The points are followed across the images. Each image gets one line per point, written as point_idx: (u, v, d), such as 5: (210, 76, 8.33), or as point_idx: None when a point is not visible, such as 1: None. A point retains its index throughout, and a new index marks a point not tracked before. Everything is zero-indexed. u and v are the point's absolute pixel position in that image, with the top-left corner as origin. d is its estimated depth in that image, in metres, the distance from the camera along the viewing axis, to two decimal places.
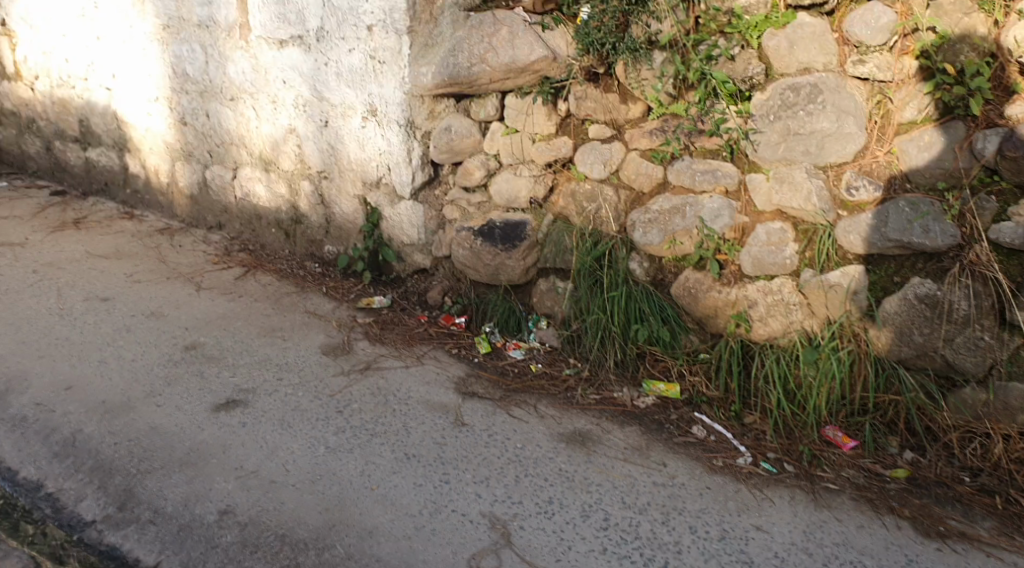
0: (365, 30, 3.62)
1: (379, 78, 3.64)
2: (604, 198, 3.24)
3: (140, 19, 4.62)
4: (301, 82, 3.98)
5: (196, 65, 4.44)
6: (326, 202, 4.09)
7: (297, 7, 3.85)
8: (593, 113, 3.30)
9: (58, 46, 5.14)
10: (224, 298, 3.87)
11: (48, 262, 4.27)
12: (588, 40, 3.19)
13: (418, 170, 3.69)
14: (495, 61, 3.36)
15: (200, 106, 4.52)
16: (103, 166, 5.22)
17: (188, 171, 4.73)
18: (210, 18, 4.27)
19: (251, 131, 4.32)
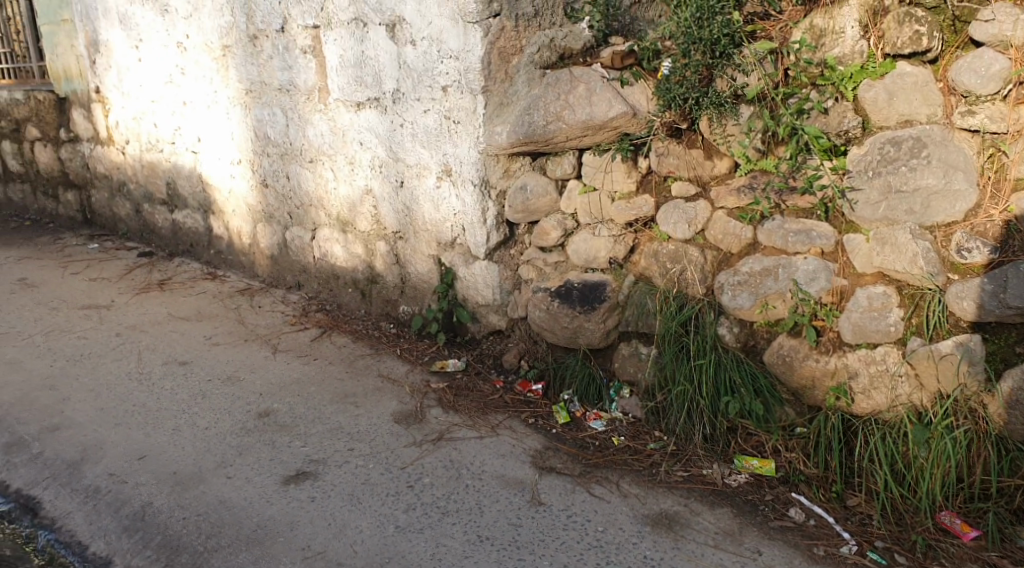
0: (440, 90, 3.58)
1: (454, 138, 3.58)
2: (689, 259, 3.07)
3: (224, 85, 4.70)
4: (377, 143, 3.96)
5: (276, 128, 4.47)
6: (402, 263, 4.02)
7: (373, 69, 3.84)
8: (676, 170, 3.16)
9: (147, 112, 5.28)
10: (299, 361, 3.82)
11: (131, 325, 4.32)
12: (669, 96, 3.03)
13: (494, 230, 3.57)
14: (572, 119, 3.25)
15: (280, 168, 4.54)
16: (188, 227, 5.30)
17: (268, 231, 4.75)
18: (290, 82, 4.30)
19: (330, 192, 4.31)
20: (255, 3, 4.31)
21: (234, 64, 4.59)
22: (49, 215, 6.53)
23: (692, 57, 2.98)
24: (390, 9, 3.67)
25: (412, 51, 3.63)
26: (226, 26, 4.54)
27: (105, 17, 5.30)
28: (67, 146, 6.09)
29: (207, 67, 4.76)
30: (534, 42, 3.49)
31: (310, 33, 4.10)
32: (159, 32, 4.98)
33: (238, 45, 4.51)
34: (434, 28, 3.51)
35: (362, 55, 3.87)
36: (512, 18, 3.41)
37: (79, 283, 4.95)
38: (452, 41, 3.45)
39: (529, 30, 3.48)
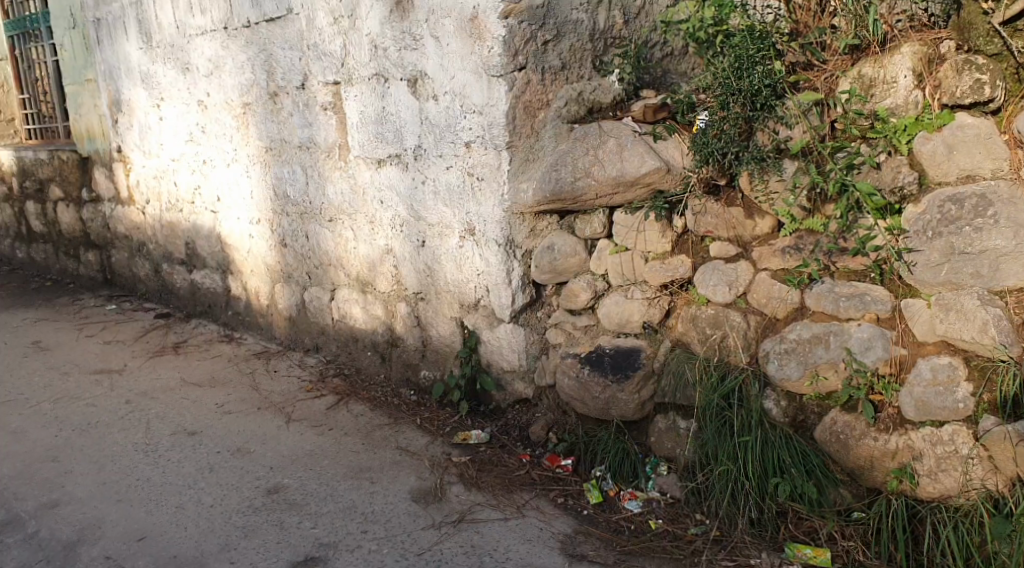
0: (463, 147, 3.42)
1: (477, 195, 3.41)
2: (730, 324, 2.84)
3: (244, 143, 4.59)
4: (397, 202, 3.80)
5: (296, 186, 4.34)
6: (423, 325, 3.82)
7: (394, 125, 3.70)
8: (714, 229, 2.94)
9: (167, 170, 5.19)
10: (313, 431, 3.61)
11: (141, 391, 4.15)
12: (707, 150, 2.84)
13: (520, 290, 3.37)
14: (602, 175, 3.06)
15: (300, 227, 4.39)
16: (206, 287, 5.16)
17: (286, 291, 4.58)
18: (310, 139, 4.18)
19: (349, 252, 4.14)
20: (275, 60, 4.21)
21: (254, 122, 4.49)
22: (70, 276, 6.43)
23: (731, 108, 2.80)
24: (411, 64, 3.54)
25: (434, 106, 3.49)
26: (246, 84, 4.45)
27: (128, 76, 5.26)
28: (89, 206, 6.02)
29: (227, 125, 4.67)
30: (561, 95, 3.32)
31: (331, 89, 3.98)
32: (181, 90, 4.90)
33: (259, 102, 4.41)
34: (457, 82, 3.36)
35: (383, 111, 3.73)
36: (538, 71, 3.27)
37: (92, 347, 4.81)
38: (475, 96, 3.31)
39: (558, 82, 3.32)
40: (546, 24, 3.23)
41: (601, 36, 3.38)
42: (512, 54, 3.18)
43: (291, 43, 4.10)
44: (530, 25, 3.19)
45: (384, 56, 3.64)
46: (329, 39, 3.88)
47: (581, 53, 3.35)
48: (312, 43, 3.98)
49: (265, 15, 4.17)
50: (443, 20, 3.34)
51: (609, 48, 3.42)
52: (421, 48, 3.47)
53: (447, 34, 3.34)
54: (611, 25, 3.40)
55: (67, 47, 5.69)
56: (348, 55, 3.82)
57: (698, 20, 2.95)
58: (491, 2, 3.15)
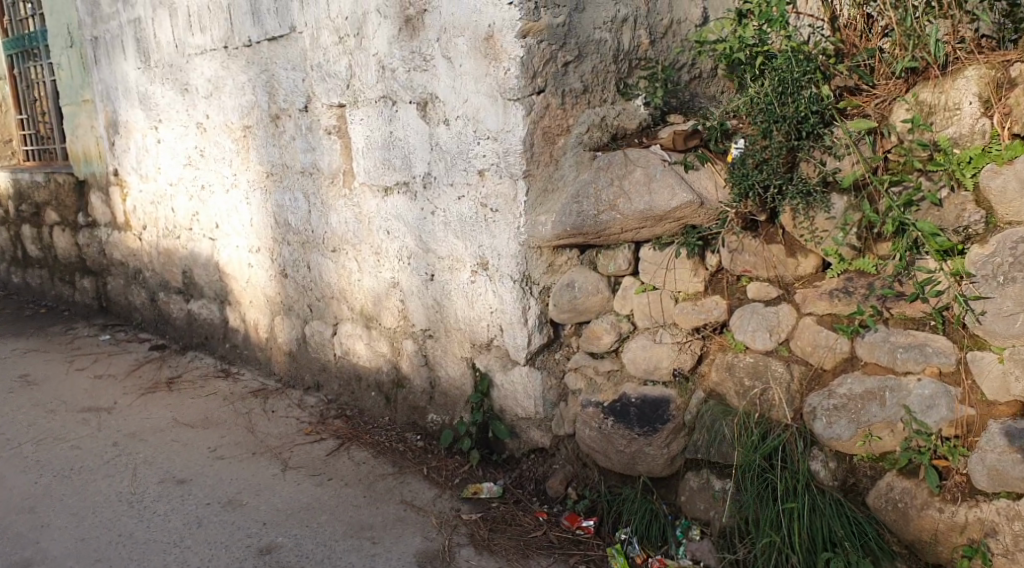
0: (476, 175, 3.17)
1: (491, 227, 3.15)
2: (772, 375, 2.56)
3: (244, 168, 4.36)
4: (405, 233, 3.55)
5: (298, 214, 4.09)
6: (431, 365, 3.56)
7: (402, 151, 3.45)
8: (752, 268, 2.68)
9: (165, 195, 4.96)
10: (312, 481, 3.34)
11: (130, 432, 3.89)
12: (746, 183, 2.57)
13: (536, 331, 3.10)
14: (628, 208, 2.80)
15: (301, 257, 4.14)
16: (203, 318, 4.90)
17: (286, 325, 4.32)
18: (313, 164, 3.94)
19: (353, 284, 3.88)
20: (278, 81, 3.98)
21: (255, 146, 4.25)
22: (65, 302, 6.19)
23: (774, 137, 2.55)
24: (421, 87, 3.30)
25: (445, 131, 3.24)
26: (247, 106, 4.22)
27: (125, 97, 5.04)
28: (85, 231, 5.79)
29: (227, 149, 4.43)
30: (583, 121, 3.07)
31: (335, 112, 3.75)
32: (179, 112, 4.68)
33: (260, 125, 4.18)
34: (470, 107, 3.12)
35: (391, 136, 3.49)
36: (559, 94, 3.01)
37: (82, 382, 4.55)
38: (490, 121, 3.06)
39: (579, 107, 3.06)
40: (567, 43, 2.98)
41: (625, 57, 3.15)
42: (531, 76, 2.93)
43: (294, 63, 3.86)
44: (550, 44, 2.94)
45: (392, 77, 3.40)
46: (334, 58, 3.64)
47: (604, 75, 3.10)
48: (316, 63, 3.74)
49: (267, 33, 3.94)
50: (455, 40, 3.10)
51: (634, 69, 3.19)
52: (432, 69, 3.23)
53: (459, 54, 3.10)
54: (637, 46, 3.18)
55: (64, 67, 5.48)
56: (354, 76, 3.58)
57: (737, 41, 2.73)
58: (507, 20, 2.91)
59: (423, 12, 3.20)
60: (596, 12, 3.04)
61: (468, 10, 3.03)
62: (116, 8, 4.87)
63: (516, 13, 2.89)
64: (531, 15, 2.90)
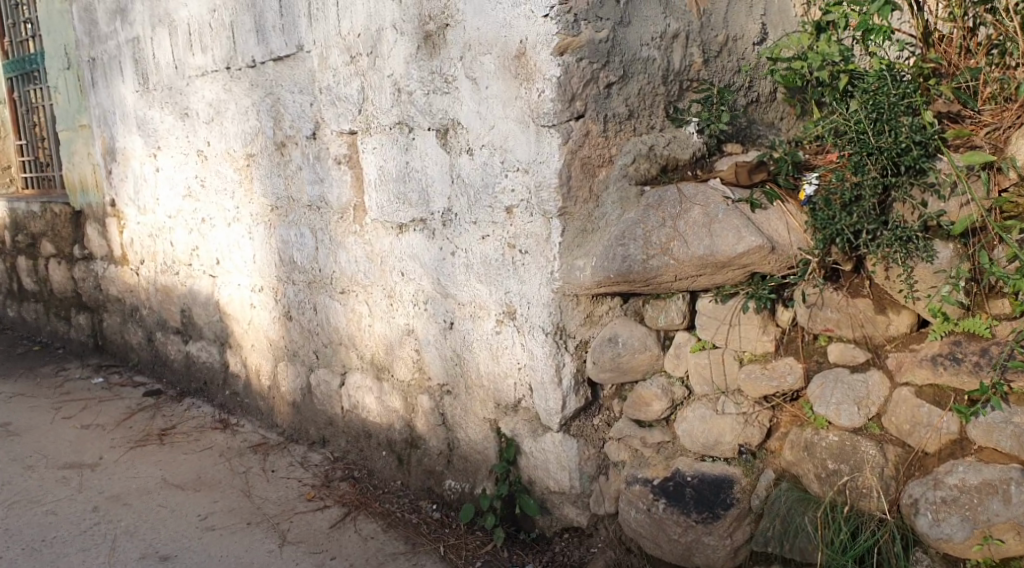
0: (502, 211, 2.76)
1: (520, 272, 2.74)
2: (861, 458, 2.13)
3: (247, 200, 3.98)
4: (421, 275, 3.14)
5: (304, 251, 3.70)
6: (449, 425, 3.14)
7: (420, 184, 3.06)
8: (835, 327, 2.26)
9: (163, 228, 4.59)
10: (312, 561, 2.91)
11: (113, 494, 3.48)
12: (834, 228, 2.15)
13: (572, 392, 2.67)
14: (684, 253, 2.39)
15: (308, 297, 3.74)
16: (202, 361, 4.51)
17: (289, 373, 3.91)
18: (321, 198, 3.55)
19: (364, 330, 3.47)
20: (283, 105, 3.61)
21: (258, 176, 3.87)
22: (60, 340, 5.81)
23: (865, 172, 2.13)
24: (441, 112, 2.90)
25: (468, 161, 2.84)
26: (251, 133, 3.85)
27: (123, 123, 4.69)
28: (81, 264, 5.42)
29: (228, 178, 4.06)
30: (629, 153, 2.65)
31: (346, 139, 3.37)
32: (179, 139, 4.32)
33: (264, 153, 3.80)
34: (496, 134, 2.72)
35: (407, 167, 3.10)
36: (601, 119, 2.61)
37: (67, 432, 4.16)
38: (520, 151, 2.66)
39: (623, 135, 2.66)
40: (610, 61, 2.59)
41: (675, 78, 2.77)
42: (569, 98, 2.54)
43: (302, 86, 3.49)
44: (591, 62, 2.55)
45: (409, 101, 3.01)
46: (345, 80, 3.27)
47: (651, 99, 2.72)
48: (325, 85, 3.37)
49: (272, 52, 3.57)
50: (480, 57, 2.72)
51: (685, 92, 2.82)
52: (454, 91, 2.84)
53: (485, 74, 2.72)
54: (689, 65, 2.80)
55: (61, 90, 5.15)
56: (367, 100, 3.20)
57: (816, 59, 2.34)
58: (542, 35, 2.53)
59: (445, 27, 2.81)
60: (642, 28, 2.67)
61: (496, 24, 2.64)
62: (114, 27, 4.54)
63: (552, 26, 2.50)
64: (569, 29, 2.51)
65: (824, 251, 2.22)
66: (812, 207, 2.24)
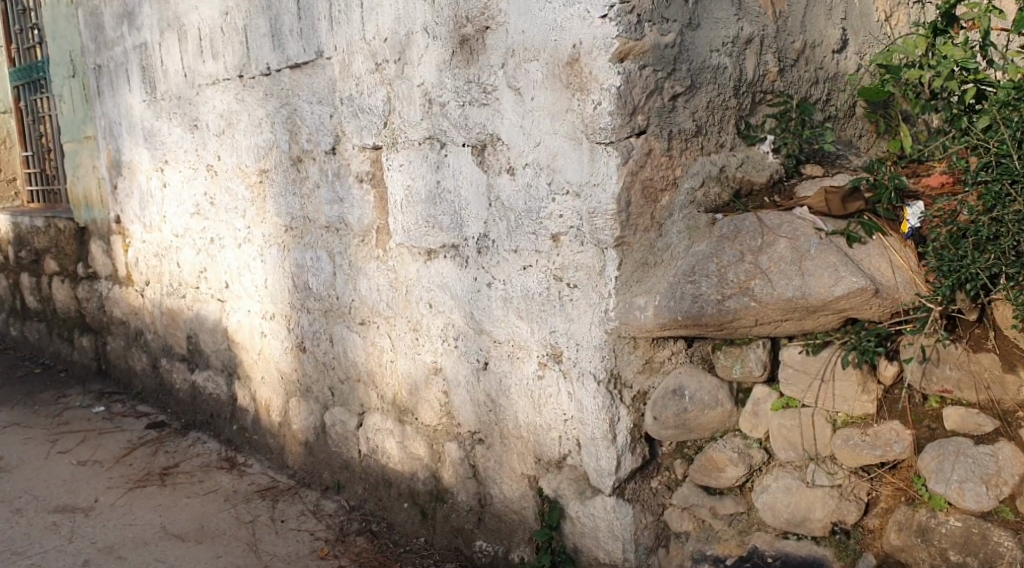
0: (548, 239, 2.41)
1: (568, 309, 2.38)
2: (993, 550, 1.78)
3: (259, 220, 3.66)
4: (451, 307, 2.79)
5: (321, 277, 3.36)
6: (480, 478, 2.78)
7: (452, 207, 2.72)
8: (954, 388, 1.90)
9: (171, 247, 4.28)
10: None
11: (107, 547, 3.14)
12: (968, 270, 1.87)
13: (628, 451, 2.30)
14: (767, 294, 2.03)
15: (323, 328, 3.39)
16: (209, 392, 4.17)
17: (302, 410, 3.57)
18: (340, 219, 3.21)
19: (384, 366, 3.12)
20: (300, 117, 3.29)
21: (272, 194, 3.55)
22: (62, 361, 5.50)
23: (1007, 206, 1.82)
24: (477, 126, 2.55)
25: (508, 182, 2.49)
26: (264, 146, 3.53)
27: (130, 134, 4.38)
28: (85, 283, 5.11)
29: (240, 196, 3.73)
30: (698, 175, 2.30)
31: (369, 155, 3.03)
32: (188, 152, 4.01)
33: (278, 169, 3.48)
34: (543, 152, 2.37)
35: (437, 187, 2.75)
36: (665, 136, 2.25)
37: (61, 469, 3.83)
38: (569, 170, 2.31)
39: (689, 153, 2.29)
40: (677, 68, 2.24)
41: (748, 89, 2.41)
42: (628, 112, 2.18)
43: (320, 96, 3.17)
44: (655, 69, 2.19)
45: (441, 113, 2.67)
46: (369, 90, 2.93)
47: (720, 112, 2.36)
48: (346, 94, 3.03)
49: (288, 59, 3.25)
50: (525, 64, 2.37)
51: (758, 105, 2.45)
52: (494, 102, 2.49)
53: (530, 84, 2.37)
54: (763, 74, 2.44)
55: (66, 99, 4.85)
56: (393, 111, 2.86)
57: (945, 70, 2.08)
58: (599, 38, 2.18)
59: (484, 30, 2.47)
60: (712, 32, 2.31)
61: (546, 26, 2.29)
62: (121, 32, 4.23)
63: (611, 28, 2.15)
64: (631, 32, 2.15)
65: (948, 298, 1.90)
66: (937, 247, 1.96)
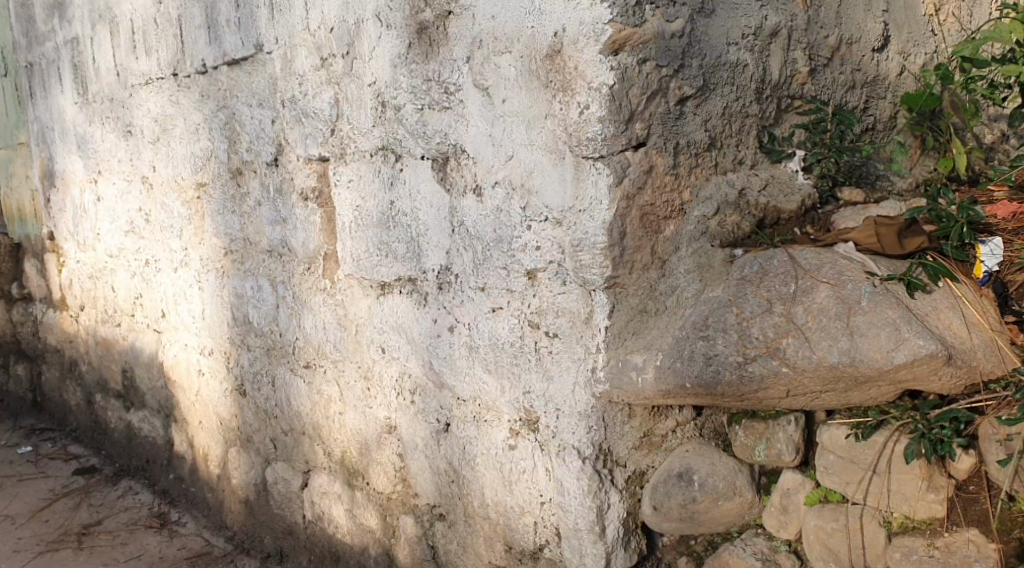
0: (522, 276, 1.92)
1: (547, 365, 1.90)
2: None
3: (196, 241, 3.18)
4: (405, 353, 2.29)
5: (262, 310, 2.87)
6: (441, 563, 2.29)
7: (407, 232, 2.23)
8: None
9: (105, 269, 3.79)
10: None
11: None
12: None
13: (619, 549, 1.81)
14: (804, 358, 1.54)
15: (264, 368, 2.90)
16: (144, 435, 3.67)
17: (242, 463, 3.08)
18: (282, 242, 2.73)
19: (331, 418, 2.62)
20: (240, 123, 2.81)
21: (209, 212, 3.07)
22: None
23: None
24: (437, 134, 2.07)
25: (475, 205, 2.01)
26: (201, 156, 3.06)
27: (62, 141, 3.90)
28: (20, 306, 4.60)
29: (177, 214, 3.26)
30: (710, 202, 1.81)
31: (316, 168, 2.55)
32: (122, 162, 3.53)
33: (216, 182, 3.01)
34: (516, 167, 1.89)
35: (391, 208, 2.27)
36: (670, 149, 1.78)
37: None
38: (547, 192, 1.83)
39: (698, 171, 1.82)
40: (685, 65, 1.76)
41: (771, 93, 1.95)
42: (623, 118, 1.70)
43: (260, 97, 2.70)
44: (657, 64, 1.72)
45: (396, 118, 2.18)
46: (314, 91, 2.45)
47: (737, 121, 1.89)
48: (288, 95, 2.56)
49: (225, 54, 2.79)
50: (493, 58, 1.89)
51: (783, 113, 1.99)
52: (457, 106, 2.01)
53: (500, 84, 1.89)
54: (790, 75, 1.98)
55: None
56: (341, 116, 2.38)
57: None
58: (586, 24, 1.70)
59: (446, 16, 2.00)
60: (728, 20, 1.84)
61: (521, 10, 1.82)
62: (51, 26, 3.74)
63: (602, 11, 1.67)
64: (628, 15, 1.68)
65: None
66: None
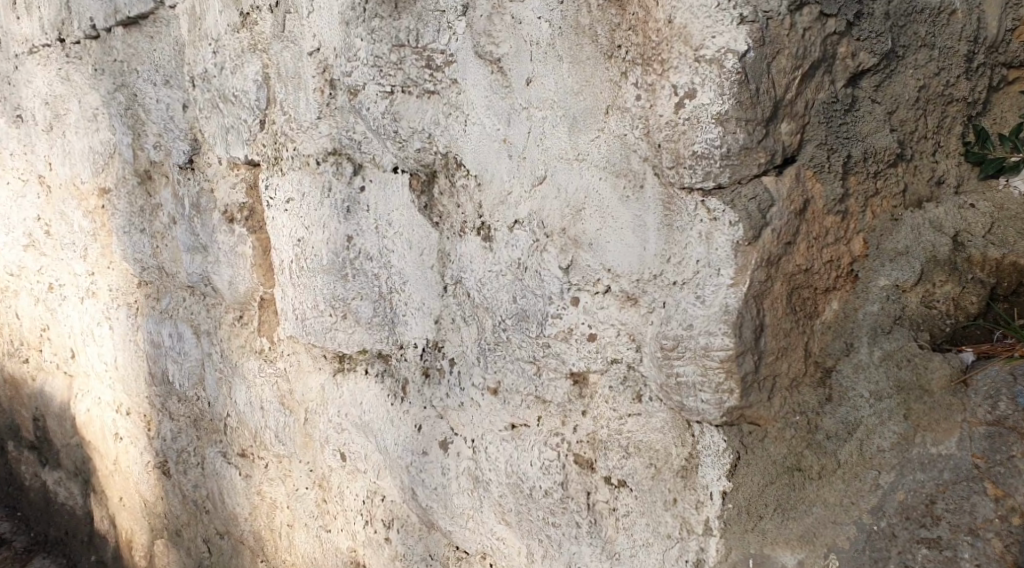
0: (563, 379, 1.14)
1: (609, 534, 1.12)
2: None
3: (103, 264, 2.38)
4: (374, 466, 1.50)
5: (182, 368, 2.08)
6: None
7: (372, 287, 1.44)
8: None
9: (7, 290, 2.99)
10: None
11: None
12: None
13: None
14: None
15: (190, 445, 2.12)
16: (62, 502, 2.91)
17: (172, 561, 2.32)
18: (204, 280, 1.93)
19: (275, 532, 1.85)
20: (143, 109, 1.99)
21: (115, 228, 2.26)
22: None
23: None
24: (417, 136, 1.27)
25: (480, 253, 1.21)
26: (102, 153, 2.24)
27: None
28: None
29: (80, 227, 2.45)
30: (907, 260, 1.01)
31: (244, 177, 1.74)
32: (14, 154, 2.71)
33: (121, 189, 2.20)
34: (551, 197, 1.10)
35: (347, 246, 1.46)
36: (836, 167, 0.97)
37: None
38: (609, 246, 1.04)
39: (877, 205, 1.02)
40: (864, 12, 0.94)
41: (984, 60, 1.10)
42: (763, 115, 0.90)
43: (166, 72, 1.88)
44: (822, 12, 0.90)
45: (350, 107, 1.37)
46: (232, 63, 1.63)
47: (936, 111, 1.08)
48: (200, 70, 1.73)
49: (118, 11, 1.96)
50: (508, 6, 1.09)
51: (993, 93, 1.15)
52: (450, 89, 1.20)
53: (521, 53, 1.09)
54: (1010, 30, 1.11)
55: None
56: (272, 101, 1.56)
57: None
58: None
59: None
60: None
61: None
62: None
63: None
64: None
65: None
66: None
